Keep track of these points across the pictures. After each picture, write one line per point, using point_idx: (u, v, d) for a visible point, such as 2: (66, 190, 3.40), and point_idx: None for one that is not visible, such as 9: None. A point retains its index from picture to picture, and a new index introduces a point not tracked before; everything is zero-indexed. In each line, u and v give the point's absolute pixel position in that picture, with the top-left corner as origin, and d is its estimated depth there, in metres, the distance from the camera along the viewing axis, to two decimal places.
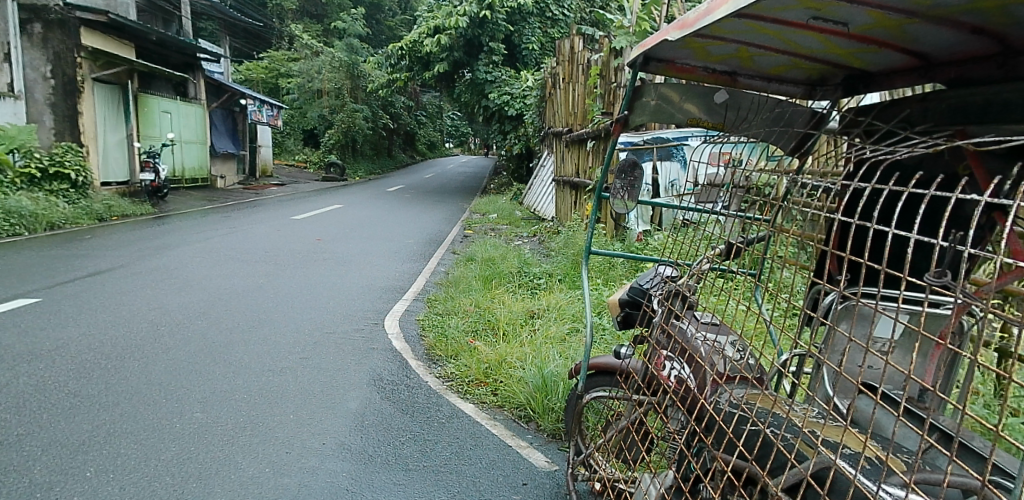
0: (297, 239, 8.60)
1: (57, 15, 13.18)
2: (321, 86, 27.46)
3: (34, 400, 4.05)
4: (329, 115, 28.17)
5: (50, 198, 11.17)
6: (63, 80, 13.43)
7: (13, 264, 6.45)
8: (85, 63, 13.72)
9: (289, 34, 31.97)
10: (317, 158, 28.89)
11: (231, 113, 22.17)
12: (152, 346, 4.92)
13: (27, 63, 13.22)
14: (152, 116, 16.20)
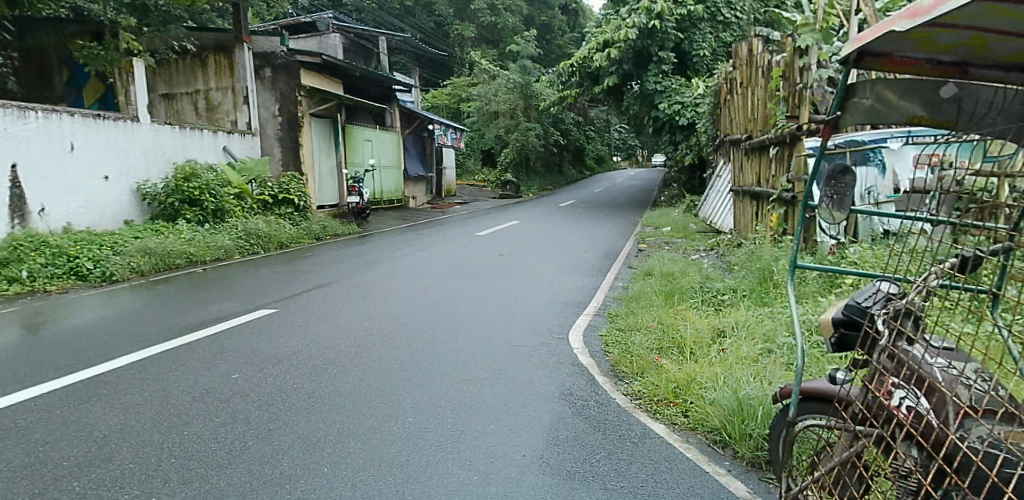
0: (481, 254, 9.04)
1: (283, 60, 15.15)
2: (497, 107, 28.88)
3: (280, 399, 4.64)
4: (504, 136, 29.34)
5: (279, 220, 12.82)
6: (286, 117, 15.31)
7: (257, 278, 7.50)
8: (304, 100, 15.47)
9: (469, 61, 34.05)
10: (493, 177, 30.26)
11: (420, 137, 23.83)
12: (368, 354, 5.43)
13: (261, 104, 15.36)
14: (358, 145, 18.04)
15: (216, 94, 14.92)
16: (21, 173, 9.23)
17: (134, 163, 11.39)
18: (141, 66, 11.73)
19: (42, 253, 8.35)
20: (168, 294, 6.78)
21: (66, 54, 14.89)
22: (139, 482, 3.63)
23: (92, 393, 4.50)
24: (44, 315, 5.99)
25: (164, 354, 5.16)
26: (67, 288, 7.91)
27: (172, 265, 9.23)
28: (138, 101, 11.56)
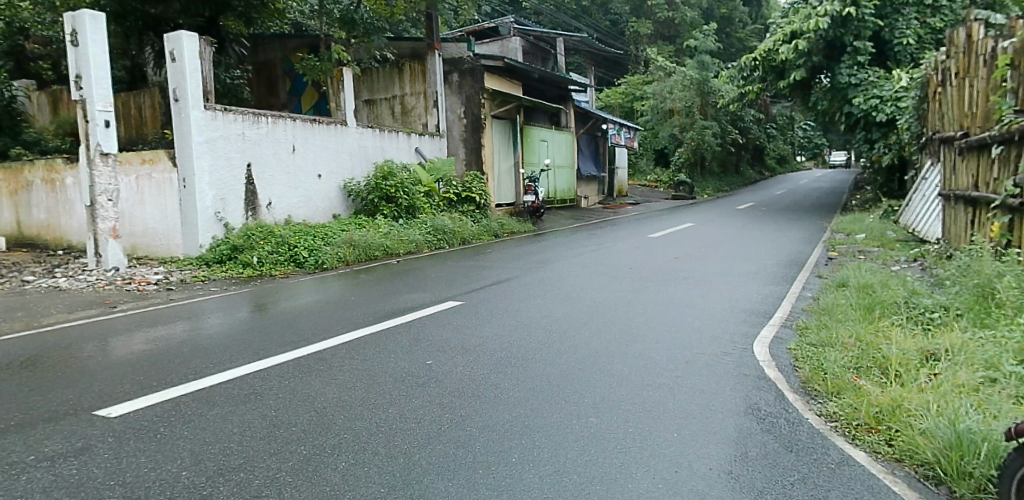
0: (655, 256, 8.94)
1: (469, 65, 15.99)
2: (672, 105, 28.29)
3: (470, 388, 4.92)
4: (679, 134, 28.79)
5: (462, 217, 13.60)
6: (472, 119, 16.13)
7: (444, 271, 8.06)
8: (487, 103, 16.29)
9: (645, 59, 33.65)
10: (667, 177, 29.71)
11: (594, 138, 24.10)
12: (548, 350, 5.60)
13: (448, 107, 16.30)
14: (534, 145, 18.71)
15: (410, 99, 15.97)
16: (254, 172, 10.55)
17: (341, 162, 12.62)
18: (350, 75, 12.81)
19: (269, 241, 9.58)
20: (370, 282, 7.48)
21: (287, 64, 16.37)
22: (352, 452, 4.03)
23: (313, 367, 5.09)
24: (274, 296, 6.91)
25: (370, 337, 5.70)
26: (288, 273, 9.06)
27: (372, 257, 10.20)
28: (346, 107, 12.80)
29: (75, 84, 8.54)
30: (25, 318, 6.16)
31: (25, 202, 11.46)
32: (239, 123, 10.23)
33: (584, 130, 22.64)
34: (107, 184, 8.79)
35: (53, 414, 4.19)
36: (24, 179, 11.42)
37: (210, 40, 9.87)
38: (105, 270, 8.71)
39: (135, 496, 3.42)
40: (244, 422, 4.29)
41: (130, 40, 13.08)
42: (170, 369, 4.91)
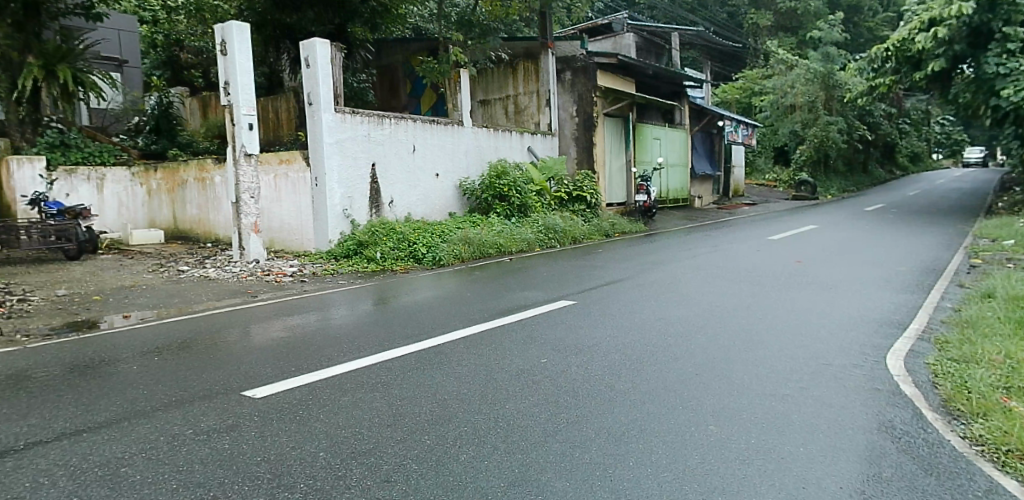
0: (775, 260, 8.62)
1: (582, 63, 16.17)
2: (794, 100, 26.95)
3: (586, 388, 4.96)
4: (800, 130, 27.47)
5: (573, 216, 13.66)
6: (584, 117, 16.33)
7: (557, 270, 8.22)
8: (599, 101, 16.41)
9: (765, 51, 32.20)
10: (787, 176, 28.44)
11: (709, 134, 23.39)
12: (664, 354, 5.55)
13: (561, 105, 16.63)
14: (646, 143, 18.57)
15: (523, 98, 16.23)
16: (378, 172, 11.08)
17: (458, 162, 13.01)
18: (466, 77, 13.19)
19: (391, 237, 10.07)
20: (486, 279, 7.74)
21: (408, 67, 16.99)
22: (472, 446, 4.12)
23: (435, 360, 5.31)
24: (394, 290, 7.26)
25: (485, 333, 5.88)
26: (409, 269, 9.46)
27: (486, 254, 10.48)
28: (463, 108, 13.23)
29: (225, 90, 9.30)
30: (182, 304, 6.91)
31: (181, 199, 12.59)
32: (365, 124, 10.77)
33: (699, 127, 22.09)
34: (250, 183, 9.55)
35: (208, 392, 4.54)
36: (180, 178, 12.50)
37: (339, 46, 10.44)
38: (248, 262, 9.52)
39: (280, 472, 3.67)
40: (372, 409, 4.51)
41: (269, 47, 14.21)
42: (307, 356, 5.26)
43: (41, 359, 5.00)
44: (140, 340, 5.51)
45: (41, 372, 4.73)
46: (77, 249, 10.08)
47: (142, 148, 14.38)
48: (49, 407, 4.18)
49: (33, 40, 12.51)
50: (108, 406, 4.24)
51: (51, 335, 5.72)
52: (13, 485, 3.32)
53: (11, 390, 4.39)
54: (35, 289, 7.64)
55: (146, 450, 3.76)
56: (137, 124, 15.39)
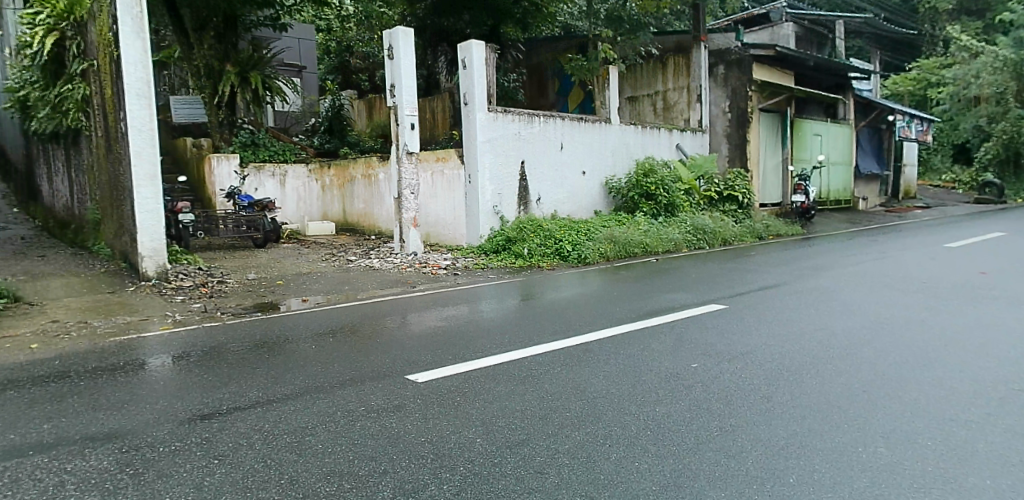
0: (956, 270, 7.77)
1: (736, 56, 15.69)
2: (978, 92, 24.13)
3: (739, 396, 4.71)
4: (985, 125, 24.58)
5: (724, 217, 13.20)
6: (737, 113, 15.82)
7: (705, 275, 8.05)
8: (755, 95, 15.79)
9: (945, 37, 29.05)
10: (968, 176, 25.69)
11: (877, 130, 21.40)
12: (826, 366, 5.16)
13: (713, 101, 16.19)
14: (805, 140, 17.56)
15: (673, 94, 16.05)
16: (527, 169, 11.32)
17: (604, 160, 12.98)
18: (616, 72, 13.08)
19: (538, 235, 10.26)
20: (631, 281, 7.76)
21: (557, 65, 17.23)
22: (619, 444, 4.04)
23: (584, 358, 5.33)
24: (541, 287, 7.42)
25: (630, 334, 5.84)
26: (555, 266, 9.59)
27: (632, 253, 10.43)
28: (610, 105, 13.10)
29: (390, 93, 9.94)
30: (350, 290, 7.49)
31: (349, 194, 13.71)
32: (516, 123, 11.03)
33: (866, 123, 20.35)
34: (411, 180, 10.11)
35: (377, 373, 4.89)
36: (349, 175, 13.61)
37: (493, 47, 10.72)
38: (407, 254, 10.10)
39: (441, 454, 3.84)
40: (524, 401, 4.60)
41: (428, 51, 15.11)
42: (462, 346, 5.48)
43: (235, 335, 5.63)
44: (313, 323, 6.04)
45: (233, 347, 5.32)
46: (263, 237, 11.25)
47: (316, 146, 15.72)
48: (248, 377, 4.71)
49: (231, 50, 14.01)
50: (293, 380, 4.69)
51: (242, 314, 6.44)
52: (221, 443, 3.78)
53: (214, 360, 4.99)
54: (230, 273, 8.66)
55: (325, 423, 4.11)
56: (313, 125, 16.56)
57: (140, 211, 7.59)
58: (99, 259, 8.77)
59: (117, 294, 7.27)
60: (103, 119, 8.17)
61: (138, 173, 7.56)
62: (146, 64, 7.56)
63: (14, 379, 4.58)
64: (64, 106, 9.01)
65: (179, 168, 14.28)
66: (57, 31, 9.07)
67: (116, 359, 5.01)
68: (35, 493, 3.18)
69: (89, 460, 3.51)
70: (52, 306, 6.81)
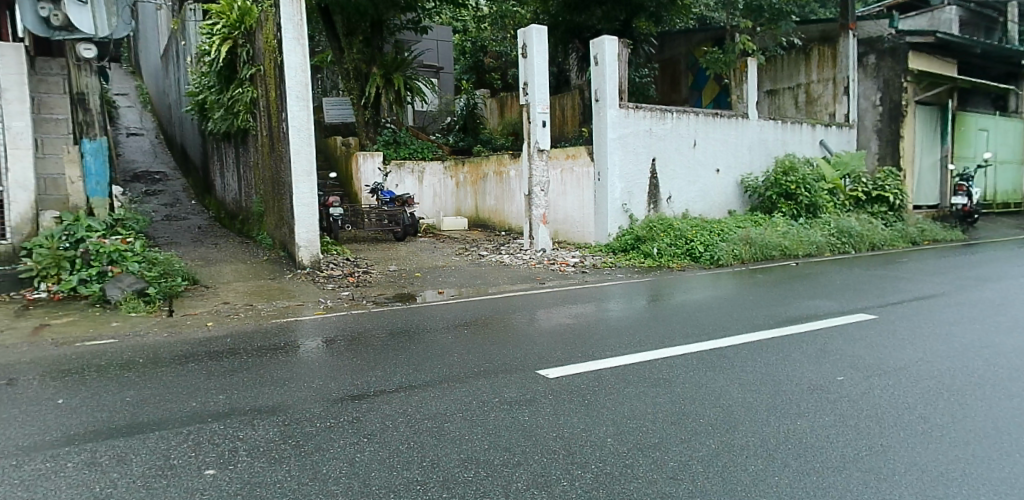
0: None
1: (890, 44, 14.51)
2: None
3: (891, 414, 4.32)
4: None
5: (872, 219, 12.27)
6: (890, 106, 14.66)
7: (850, 281, 7.52)
8: (910, 86, 14.54)
9: None
10: None
11: None
12: (994, 388, 4.62)
13: (862, 94, 15.07)
14: (968, 136, 15.97)
15: (817, 87, 15.18)
16: (658, 167, 11.10)
17: (740, 157, 12.45)
18: (755, 66, 12.45)
19: (669, 235, 10.06)
20: (770, 286, 7.43)
21: (692, 58, 16.88)
22: (758, 452, 3.86)
23: (718, 364, 5.14)
24: (672, 288, 7.29)
25: (769, 342, 5.57)
26: (685, 266, 9.37)
27: (769, 256, 9.97)
28: (749, 99, 12.56)
29: (523, 91, 10.09)
30: (482, 285, 7.70)
31: (481, 191, 14.22)
32: (647, 119, 10.86)
33: None
34: (541, 177, 10.22)
35: (510, 366, 4.98)
36: (481, 172, 14.09)
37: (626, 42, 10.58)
38: (535, 251, 10.25)
39: (572, 450, 3.85)
40: (655, 403, 4.50)
41: (560, 48, 15.25)
42: (591, 345, 5.46)
43: (378, 323, 5.99)
44: (449, 315, 6.28)
45: (375, 334, 5.64)
46: (402, 230, 11.85)
47: (451, 144, 16.39)
48: (393, 362, 4.98)
49: (377, 54, 14.68)
50: (431, 368, 4.89)
51: (384, 303, 6.81)
52: (368, 424, 4.02)
53: (360, 345, 5.33)
54: (373, 263, 9.22)
55: (462, 411, 4.26)
56: (448, 123, 17.24)
57: (297, 205, 8.24)
58: (261, 248, 9.62)
59: (277, 281, 7.98)
60: (268, 120, 8.95)
61: (296, 169, 8.20)
62: (304, 68, 8.16)
63: (196, 353, 5.14)
64: (235, 108, 9.91)
65: (331, 164, 15.19)
66: (230, 40, 10.01)
67: (278, 340, 5.49)
68: (214, 456, 3.57)
69: (258, 430, 3.87)
70: (222, 290, 7.62)
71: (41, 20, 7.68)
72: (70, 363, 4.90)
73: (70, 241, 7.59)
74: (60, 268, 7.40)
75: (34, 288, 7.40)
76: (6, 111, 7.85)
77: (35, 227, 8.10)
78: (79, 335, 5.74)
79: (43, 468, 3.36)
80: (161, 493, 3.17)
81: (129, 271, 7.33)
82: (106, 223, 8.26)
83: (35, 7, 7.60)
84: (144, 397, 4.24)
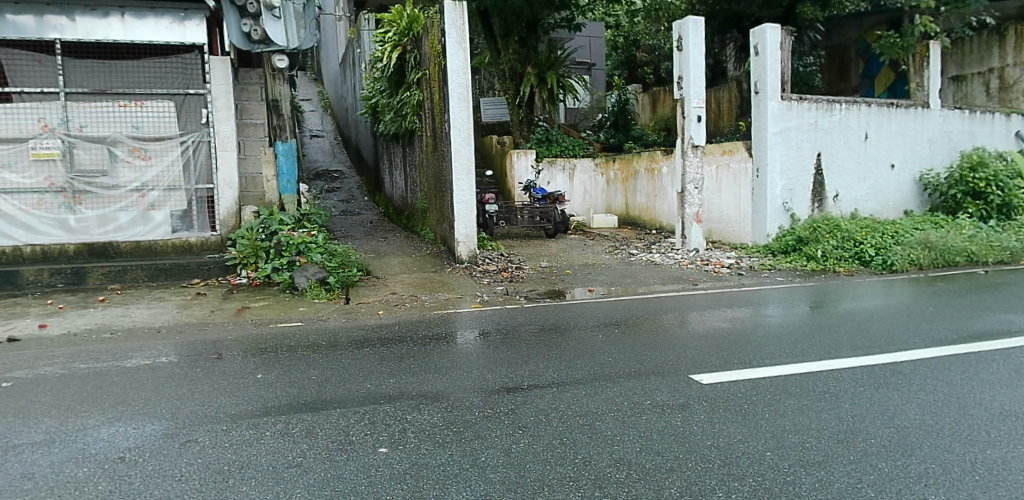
0: None
1: None
2: None
3: None
4: None
5: None
6: None
7: None
8: None
9: None
10: None
11: None
12: None
13: None
14: None
15: (1016, 71, 13.35)
16: (823, 162, 10.36)
17: (918, 151, 11.28)
18: (938, 47, 11.34)
19: (835, 236, 9.44)
20: (954, 296, 6.69)
21: (863, 44, 15.65)
22: (938, 478, 3.48)
23: (890, 380, 4.72)
24: (836, 296, 6.85)
25: (954, 359, 5.02)
26: (853, 271, 8.73)
27: (952, 263, 9.00)
28: (931, 87, 11.36)
29: (678, 85, 9.87)
30: (631, 285, 7.77)
31: (632, 188, 14.08)
32: (812, 111, 10.17)
33: None
34: (695, 174, 9.95)
35: (662, 369, 4.92)
36: (632, 169, 13.91)
37: (789, 29, 9.97)
38: (688, 250, 10.04)
39: (728, 461, 3.68)
40: (820, 418, 4.19)
41: (716, 39, 14.87)
42: (747, 351, 5.25)
43: (534, 317, 6.19)
44: (600, 313, 6.38)
45: (527, 327, 5.85)
46: (554, 227, 12.08)
47: (602, 141, 16.50)
48: (546, 357, 5.10)
49: (532, 53, 14.95)
50: (585, 365, 4.96)
51: (536, 299, 7.06)
52: (524, 416, 4.15)
53: (516, 339, 5.52)
54: (526, 259, 9.48)
55: (613, 411, 4.26)
56: (601, 120, 17.36)
57: (457, 201, 8.65)
58: (424, 242, 10.20)
59: (439, 273, 8.46)
60: (432, 120, 9.47)
61: (456, 167, 8.62)
62: (466, 71, 8.52)
63: (369, 338, 5.61)
64: (403, 110, 10.63)
65: (487, 163, 15.52)
66: (399, 45, 10.72)
67: (441, 329, 5.86)
68: (387, 436, 3.86)
69: (424, 414, 4.14)
70: (391, 280, 8.24)
71: (244, 35, 8.71)
72: (266, 342, 5.54)
73: (266, 233, 8.69)
74: (257, 257, 8.47)
75: (238, 274, 8.57)
76: (215, 118, 9.08)
77: (239, 220, 9.36)
78: (273, 318, 6.49)
79: (246, 435, 3.82)
80: (342, 466, 3.48)
81: (313, 262, 8.14)
82: (295, 217, 9.20)
83: (239, 24, 8.63)
84: (327, 376, 4.70)
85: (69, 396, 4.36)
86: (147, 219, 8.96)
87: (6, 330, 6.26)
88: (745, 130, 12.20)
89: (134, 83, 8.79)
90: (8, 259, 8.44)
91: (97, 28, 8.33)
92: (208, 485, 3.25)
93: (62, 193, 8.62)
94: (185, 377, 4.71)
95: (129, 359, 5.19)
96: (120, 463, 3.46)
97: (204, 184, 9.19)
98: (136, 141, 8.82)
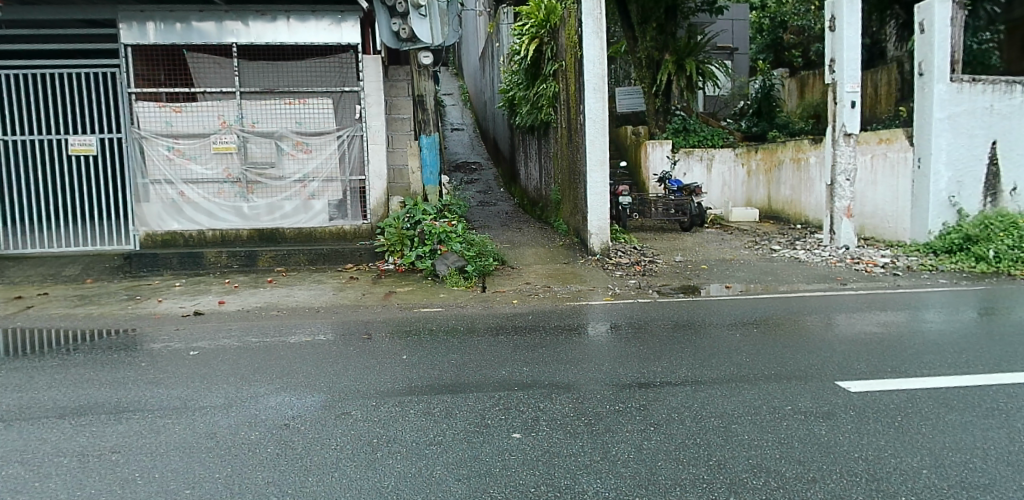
0: None
1: None
2: None
3: None
4: None
5: None
6: None
7: None
8: None
9: None
10: None
11: None
12: None
13: None
14: None
15: None
16: (999, 150, 9.27)
17: None
18: None
19: (1012, 234, 8.52)
20: None
21: None
22: None
23: None
24: (1012, 302, 6.15)
25: None
26: None
27: None
28: None
29: (830, 68, 9.27)
30: (772, 282, 7.52)
31: (776, 180, 13.57)
32: (986, 94, 9.13)
33: None
34: (846, 165, 9.30)
35: (805, 373, 4.69)
36: (777, 159, 13.48)
37: (960, 3, 9.00)
38: (837, 248, 9.39)
39: (878, 475, 3.33)
40: (988, 438, 3.69)
41: (873, 16, 13.71)
42: (901, 359, 4.87)
43: (670, 313, 6.16)
44: (735, 312, 6.22)
45: (660, 324, 5.84)
46: (689, 220, 11.80)
47: (743, 130, 15.81)
48: (678, 355, 5.06)
49: (670, 39, 14.56)
50: (720, 365, 4.86)
51: (670, 294, 6.99)
52: (657, 413, 4.11)
53: (645, 334, 5.54)
54: (660, 253, 9.33)
55: (751, 414, 4.09)
56: (742, 108, 16.60)
57: (591, 193, 8.69)
58: (557, 233, 10.33)
59: (571, 265, 8.54)
60: (568, 111, 9.52)
61: (591, 158, 8.65)
62: (601, 60, 8.46)
63: (505, 325, 5.84)
64: (540, 102, 10.78)
65: (621, 153, 15.40)
66: (537, 38, 10.84)
67: (573, 321, 5.97)
68: (520, 422, 3.98)
69: (557, 403, 4.24)
70: (524, 270, 8.44)
71: (393, 33, 9.10)
72: (411, 325, 5.93)
73: (411, 223, 9.26)
74: (403, 245, 9.08)
75: (386, 260, 9.20)
76: (367, 113, 9.69)
77: (387, 209, 9.95)
78: (417, 302, 6.91)
79: (393, 412, 4.11)
80: (479, 448, 3.63)
81: (453, 250, 8.52)
82: (438, 207, 9.67)
83: (390, 23, 9.05)
84: (466, 362, 4.94)
85: (243, 366, 4.92)
86: (308, 207, 9.78)
87: (192, 304, 7.14)
88: (906, 116, 11.20)
89: (296, 82, 9.58)
90: (194, 241, 9.61)
91: (266, 32, 9.25)
92: (358, 456, 3.52)
93: (237, 183, 9.60)
94: (340, 354, 5.16)
95: (292, 334, 5.76)
96: (286, 430, 3.84)
97: (357, 175, 9.87)
98: (299, 135, 9.60)
